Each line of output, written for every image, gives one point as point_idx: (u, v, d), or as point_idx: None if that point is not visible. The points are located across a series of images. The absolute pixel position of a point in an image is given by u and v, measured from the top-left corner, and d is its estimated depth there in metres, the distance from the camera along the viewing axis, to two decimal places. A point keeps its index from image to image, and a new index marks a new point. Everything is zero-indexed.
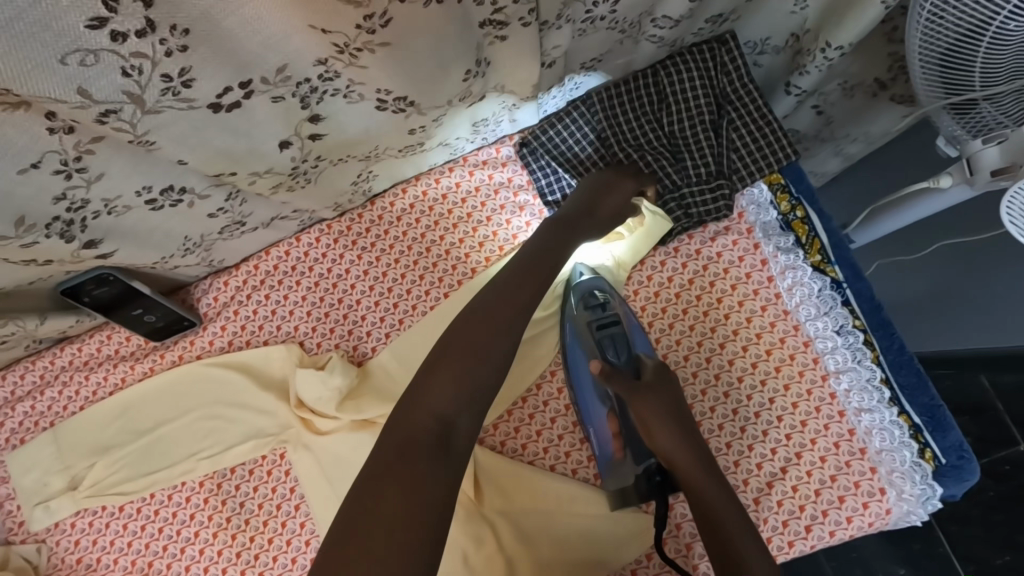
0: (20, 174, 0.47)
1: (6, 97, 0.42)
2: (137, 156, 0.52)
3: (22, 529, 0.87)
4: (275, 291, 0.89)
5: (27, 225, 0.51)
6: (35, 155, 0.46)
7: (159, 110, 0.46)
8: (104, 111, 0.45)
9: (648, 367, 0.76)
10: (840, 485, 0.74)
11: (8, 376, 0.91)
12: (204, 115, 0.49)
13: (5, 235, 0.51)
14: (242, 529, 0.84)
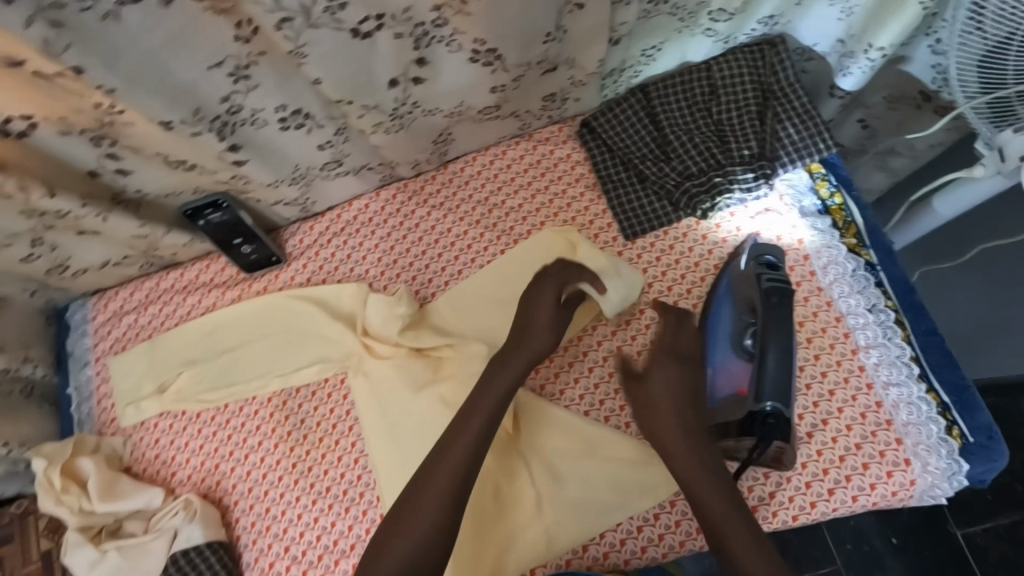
0: (205, 72, 0.61)
1: (220, 3, 0.56)
2: (286, 73, 0.65)
3: (114, 423, 0.99)
4: (352, 237, 1.01)
5: (199, 117, 0.65)
6: (218, 56, 0.60)
7: (318, 25, 0.59)
8: (282, 19, 0.58)
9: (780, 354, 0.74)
10: (864, 453, 0.77)
11: (121, 292, 1.05)
12: (345, 38, 0.62)
13: (182, 122, 0.64)
14: (300, 443, 0.93)
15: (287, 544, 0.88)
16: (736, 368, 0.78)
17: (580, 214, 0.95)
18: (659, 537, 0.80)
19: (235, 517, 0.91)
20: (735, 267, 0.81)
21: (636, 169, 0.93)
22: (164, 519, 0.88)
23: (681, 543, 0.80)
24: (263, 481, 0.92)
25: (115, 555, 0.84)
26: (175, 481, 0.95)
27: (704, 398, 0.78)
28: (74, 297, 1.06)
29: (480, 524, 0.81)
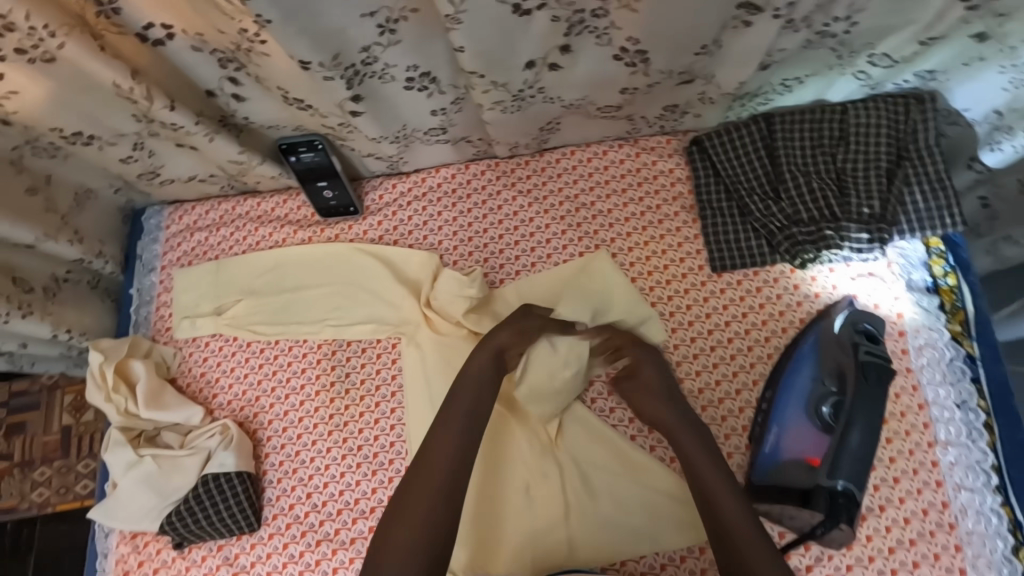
0: (357, 18, 0.59)
1: None
2: (431, 33, 0.63)
3: (168, 333, 1.01)
4: (432, 205, 0.99)
5: (336, 62, 0.63)
6: (374, 6, 0.58)
7: None
8: None
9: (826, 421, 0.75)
10: (918, 551, 0.73)
11: (197, 208, 1.06)
12: (504, 12, 0.59)
13: (320, 65, 0.62)
14: (341, 397, 0.93)
15: (310, 491, 0.89)
16: (802, 430, 0.77)
17: (669, 233, 0.91)
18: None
19: (265, 452, 0.92)
20: (828, 327, 0.78)
21: (740, 200, 0.88)
22: (200, 438, 0.90)
23: None
24: (299, 424, 0.93)
25: (151, 462, 0.87)
26: (215, 403, 0.96)
27: (764, 454, 0.77)
28: (153, 202, 1.07)
29: (497, 513, 0.83)
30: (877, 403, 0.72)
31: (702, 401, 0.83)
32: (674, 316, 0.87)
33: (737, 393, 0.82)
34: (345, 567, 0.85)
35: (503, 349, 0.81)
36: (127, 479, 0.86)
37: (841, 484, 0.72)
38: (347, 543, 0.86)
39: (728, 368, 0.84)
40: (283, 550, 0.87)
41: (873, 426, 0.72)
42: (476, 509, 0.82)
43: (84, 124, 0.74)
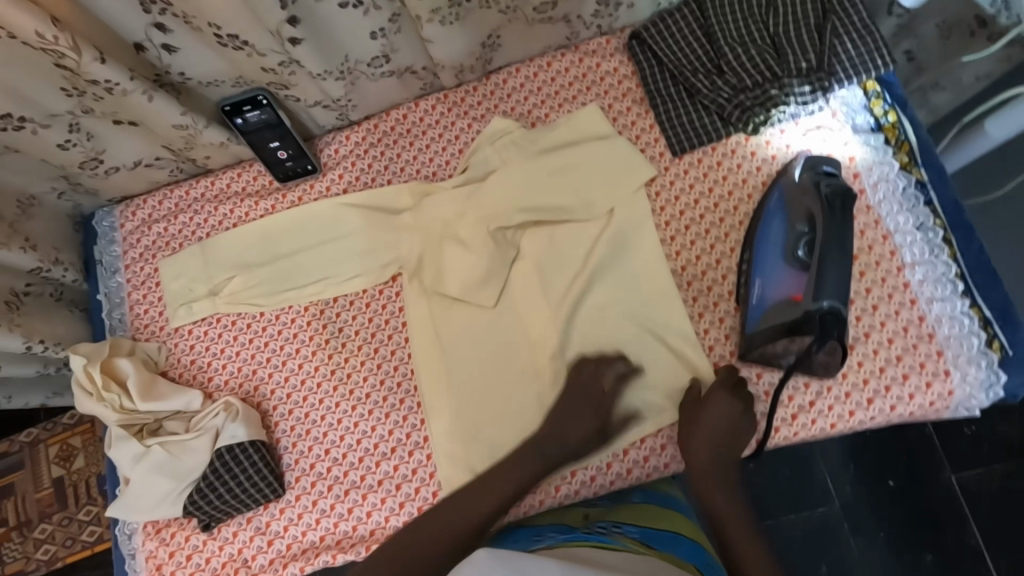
0: None
1: None
2: None
3: (147, 331, 0.98)
4: (389, 149, 0.98)
5: None
6: None
7: None
8: None
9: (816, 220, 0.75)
10: (905, 364, 0.78)
11: (149, 200, 1.03)
12: None
13: None
14: (339, 351, 0.93)
15: (328, 447, 0.90)
16: (786, 276, 0.77)
17: (625, 128, 0.94)
18: None
19: (274, 421, 0.92)
20: (789, 177, 0.80)
21: (686, 83, 0.90)
22: (206, 419, 0.88)
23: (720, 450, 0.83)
24: (302, 388, 0.93)
25: (158, 450, 0.84)
26: (212, 386, 0.94)
27: (753, 305, 0.78)
28: (101, 203, 1.03)
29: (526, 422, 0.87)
30: (846, 233, 0.75)
31: (687, 278, 0.88)
32: (660, 194, 0.91)
33: (717, 262, 0.88)
34: (378, 509, 0.86)
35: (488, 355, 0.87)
36: (139, 470, 0.84)
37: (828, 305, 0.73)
38: (376, 485, 0.87)
39: (704, 241, 0.89)
40: (314, 508, 0.87)
41: (841, 257, 0.74)
42: (494, 419, 0.88)
43: (15, 104, 0.77)
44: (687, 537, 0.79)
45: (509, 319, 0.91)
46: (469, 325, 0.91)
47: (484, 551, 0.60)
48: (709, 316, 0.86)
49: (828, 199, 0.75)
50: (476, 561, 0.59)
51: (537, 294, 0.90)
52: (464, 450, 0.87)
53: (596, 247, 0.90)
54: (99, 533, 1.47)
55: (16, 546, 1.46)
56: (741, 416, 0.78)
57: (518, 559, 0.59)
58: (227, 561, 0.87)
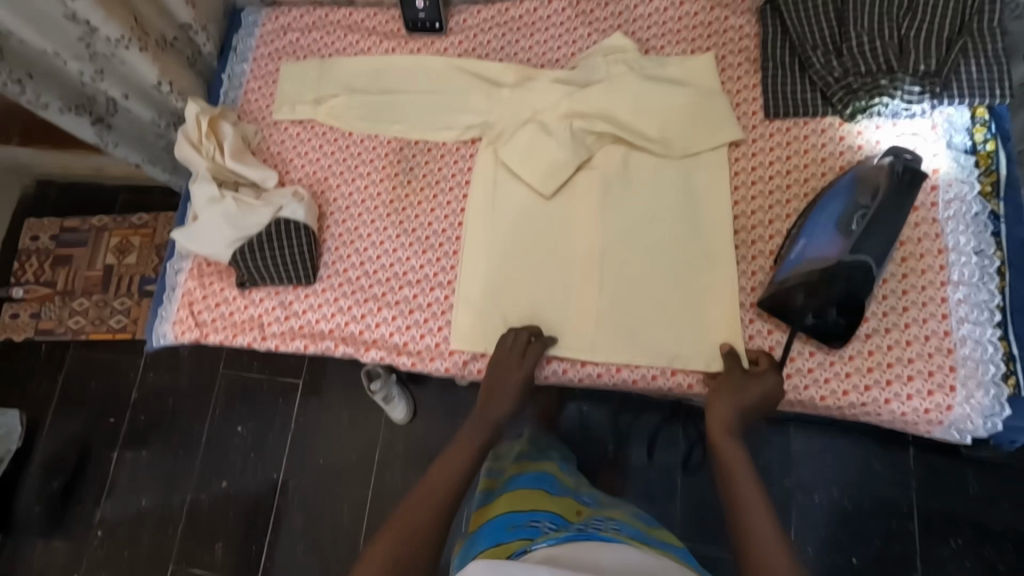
0: None
1: None
2: None
3: (252, 116, 1.10)
4: (511, 33, 1.06)
5: None
6: None
7: None
8: None
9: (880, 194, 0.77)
10: (914, 367, 0.80)
11: (292, 11, 1.14)
12: None
13: None
14: (403, 186, 1.02)
15: (364, 260, 0.98)
16: (830, 238, 0.79)
17: (730, 81, 0.98)
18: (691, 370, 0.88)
19: (327, 223, 1.01)
20: (868, 165, 0.82)
21: (803, 55, 0.94)
22: (276, 195, 0.99)
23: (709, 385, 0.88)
24: (360, 205, 1.01)
25: (230, 202, 0.96)
26: (287, 178, 1.05)
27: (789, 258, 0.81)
28: (253, 2, 1.16)
29: (545, 303, 0.92)
30: (898, 211, 0.77)
31: (736, 227, 0.91)
32: (740, 147, 0.94)
33: (770, 222, 0.91)
34: (387, 324, 0.94)
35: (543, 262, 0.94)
36: (209, 211, 0.96)
37: (856, 262, 0.75)
38: (392, 304, 0.95)
39: (765, 201, 0.91)
40: (334, 303, 0.96)
41: (890, 234, 0.77)
42: (517, 288, 0.93)
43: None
44: (676, 547, 0.88)
45: (561, 210, 0.96)
46: (524, 204, 0.97)
47: (475, 562, 0.65)
48: (743, 266, 0.89)
49: (896, 176, 0.78)
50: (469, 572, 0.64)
51: (597, 197, 0.95)
52: (481, 304, 0.93)
53: (664, 176, 0.95)
54: (125, 324, 1.61)
55: (54, 308, 1.62)
56: (780, 398, 0.81)
57: (513, 567, 0.63)
58: (247, 319, 0.97)
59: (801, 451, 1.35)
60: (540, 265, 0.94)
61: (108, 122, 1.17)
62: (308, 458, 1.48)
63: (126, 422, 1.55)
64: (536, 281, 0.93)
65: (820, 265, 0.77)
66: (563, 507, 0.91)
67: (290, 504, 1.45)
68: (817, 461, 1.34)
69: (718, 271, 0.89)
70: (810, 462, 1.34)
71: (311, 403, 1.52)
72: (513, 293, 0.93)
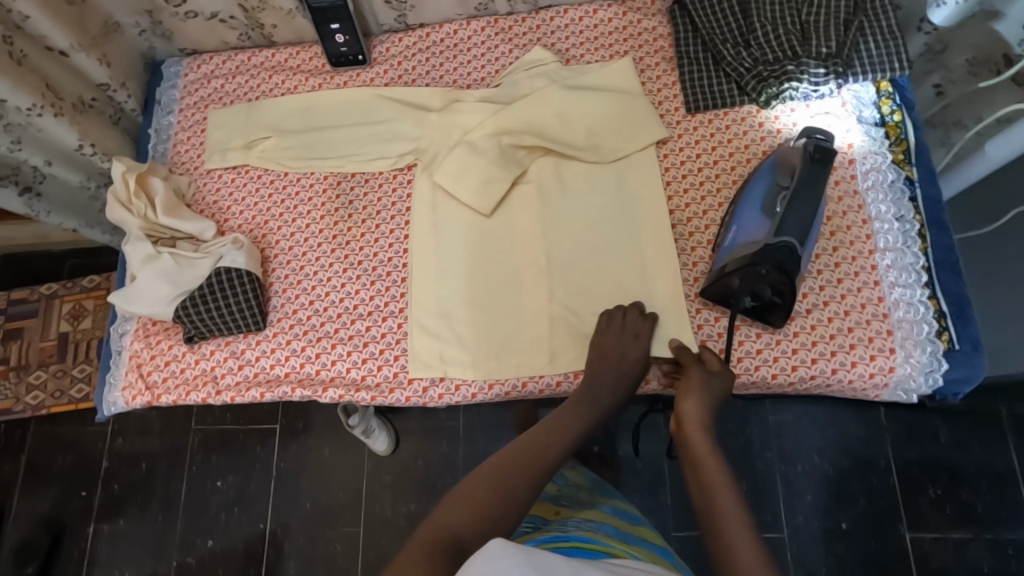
0: None
1: None
2: None
3: (184, 167, 1.08)
4: (434, 57, 1.07)
5: None
6: None
7: None
8: None
9: (797, 170, 0.80)
10: (855, 336, 0.83)
11: (214, 58, 1.13)
12: None
13: None
14: (345, 221, 1.02)
15: (313, 299, 0.97)
16: (759, 221, 0.81)
17: (650, 81, 1.00)
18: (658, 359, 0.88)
19: (272, 266, 1.00)
20: (783, 148, 0.86)
21: (714, 49, 0.97)
22: (215, 246, 0.97)
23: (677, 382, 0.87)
24: (304, 244, 1.01)
25: (168, 258, 0.94)
26: (226, 226, 1.03)
27: (726, 247, 0.83)
28: (173, 53, 1.14)
29: (500, 321, 0.92)
30: (819, 179, 0.78)
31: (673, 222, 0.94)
32: (667, 144, 0.97)
33: (704, 213, 0.93)
34: (342, 361, 0.93)
35: (493, 280, 0.95)
36: (145, 269, 0.93)
37: (786, 240, 0.76)
38: (346, 340, 0.94)
39: (696, 193, 0.94)
40: (287, 347, 0.95)
41: (814, 211, 0.78)
42: (472, 310, 0.93)
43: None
44: (655, 544, 0.87)
45: (504, 227, 0.97)
46: (466, 224, 0.98)
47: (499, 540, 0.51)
48: (684, 259, 0.91)
49: (810, 155, 0.79)
50: (488, 553, 0.50)
51: (537, 210, 0.96)
52: (437, 329, 0.93)
53: (598, 182, 0.96)
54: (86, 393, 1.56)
55: (9, 386, 1.55)
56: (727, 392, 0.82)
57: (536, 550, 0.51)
58: (199, 374, 0.95)
59: (778, 428, 1.37)
60: (492, 284, 0.94)
61: (37, 190, 1.13)
62: (293, 503, 1.44)
63: (100, 492, 1.49)
64: (491, 301, 0.93)
65: (754, 247, 0.78)
66: (539, 506, 0.94)
67: (280, 553, 1.41)
68: (793, 434, 1.36)
69: (665, 270, 0.90)
70: (789, 435, 1.36)
71: (290, 446, 1.48)
72: (473, 316, 0.93)
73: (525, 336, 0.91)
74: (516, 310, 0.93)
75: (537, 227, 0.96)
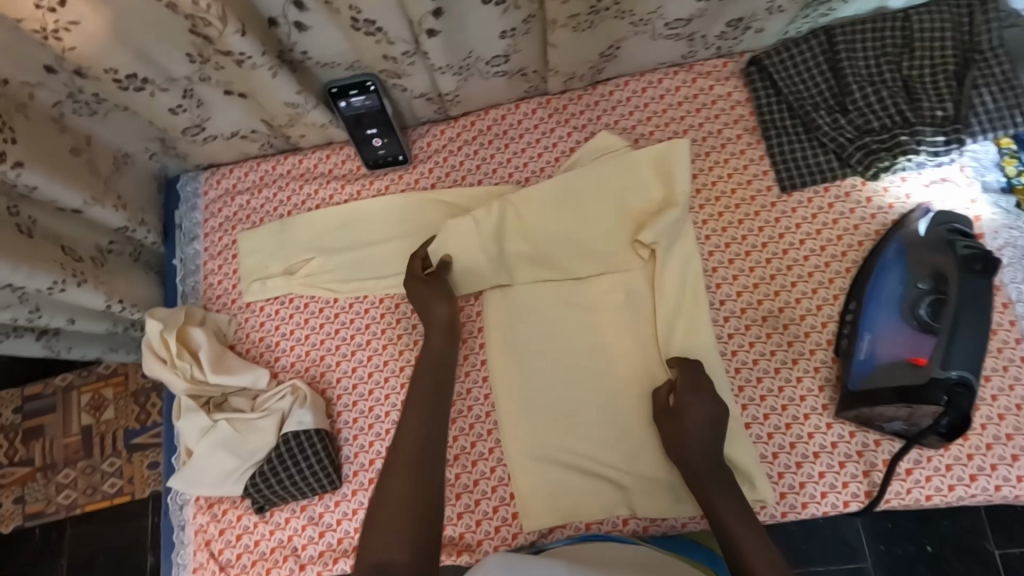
0: None
1: None
2: None
3: (219, 302, 0.97)
4: (484, 148, 0.96)
5: None
6: None
7: None
8: None
9: (953, 276, 0.72)
10: (1015, 444, 0.74)
11: (234, 171, 1.02)
12: None
13: None
14: (410, 348, 0.91)
15: (389, 445, 0.87)
16: (898, 332, 0.76)
17: (733, 157, 0.89)
18: (799, 485, 0.78)
19: (338, 411, 0.90)
20: (910, 232, 0.78)
21: (806, 116, 0.87)
22: (272, 400, 0.87)
23: (824, 513, 0.77)
24: (369, 380, 0.91)
25: (224, 425, 0.84)
26: (278, 366, 0.93)
27: (859, 360, 0.76)
28: (187, 168, 1.02)
29: (604, 453, 0.82)
30: (984, 293, 0.71)
31: (783, 321, 0.83)
32: (763, 231, 0.86)
33: (818, 308, 0.83)
34: None
35: (589, 408, 0.84)
36: (202, 444, 0.84)
37: (956, 374, 0.69)
38: None
39: (806, 285, 0.84)
40: (370, 506, 0.85)
41: (980, 324, 0.70)
42: (572, 443, 0.83)
43: (142, 65, 0.74)
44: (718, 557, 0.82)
45: (593, 341, 0.86)
46: (554, 342, 0.87)
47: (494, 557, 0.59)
48: (804, 364, 0.81)
49: (967, 262, 0.72)
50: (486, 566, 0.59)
51: (627, 320, 0.86)
52: (539, 468, 0.83)
53: (687, 284, 0.85)
54: (122, 485, 1.37)
55: (38, 487, 1.37)
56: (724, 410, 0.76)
57: (525, 562, 0.60)
58: (276, 547, 0.85)
59: None
60: (588, 412, 0.84)
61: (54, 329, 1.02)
62: None
63: None
64: (592, 430, 0.83)
65: (920, 376, 0.71)
66: None
67: None
68: None
69: (783, 382, 0.81)
70: None
71: None
72: (572, 450, 0.83)
73: (636, 470, 0.81)
74: (624, 442, 0.82)
75: (631, 339, 0.85)
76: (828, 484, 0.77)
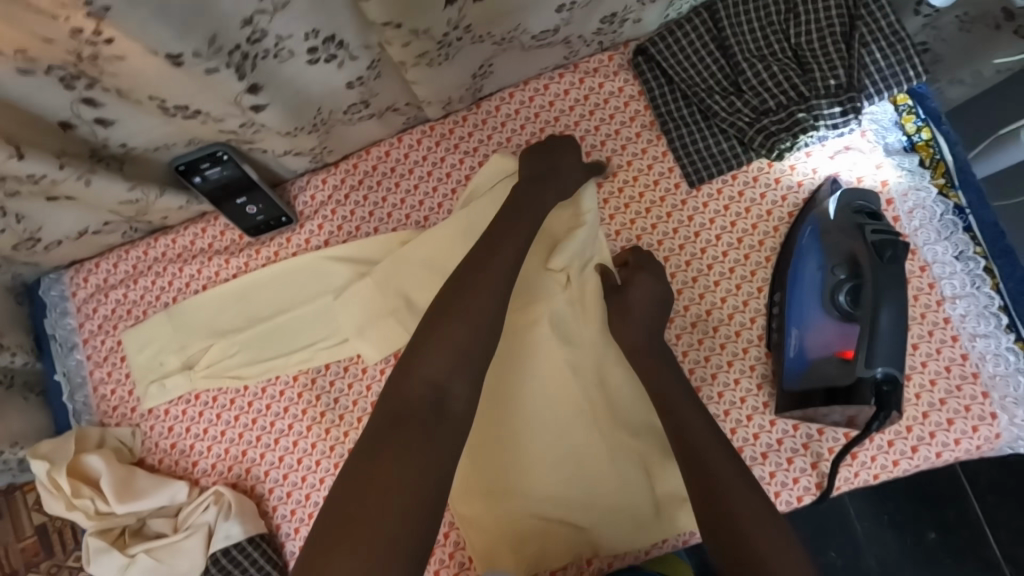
0: None
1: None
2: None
3: (117, 413, 0.88)
4: (373, 191, 0.87)
5: (215, 48, 0.55)
6: None
7: None
8: None
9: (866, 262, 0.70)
10: (949, 408, 0.74)
11: (101, 264, 0.90)
12: None
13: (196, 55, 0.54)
14: (336, 425, 0.84)
15: None
16: (823, 324, 0.74)
17: (637, 157, 0.84)
18: None
19: (272, 507, 0.83)
20: (822, 215, 0.76)
21: (701, 104, 0.82)
22: (193, 516, 0.80)
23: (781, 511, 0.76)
24: (299, 467, 0.84)
25: (146, 557, 0.78)
26: (198, 471, 0.85)
27: (790, 359, 0.74)
28: (46, 271, 0.90)
29: (560, 495, 0.79)
30: (898, 279, 0.69)
31: (713, 323, 0.80)
32: (678, 233, 0.82)
33: (745, 304, 0.80)
34: None
35: (535, 454, 0.80)
36: None
37: (881, 371, 0.67)
38: None
39: (729, 282, 0.80)
40: None
41: (899, 312, 0.68)
42: (528, 491, 0.79)
43: None
44: None
45: (529, 379, 0.81)
46: (486, 389, 0.81)
47: None
48: (739, 364, 0.79)
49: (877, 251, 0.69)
50: None
51: (558, 352, 0.81)
52: (501, 519, 0.79)
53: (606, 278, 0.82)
54: None
55: None
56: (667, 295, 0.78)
57: None
58: None
59: None
60: (536, 457, 0.79)
61: None
62: None
63: None
64: (545, 474, 0.79)
65: (846, 377, 0.70)
66: None
67: None
68: None
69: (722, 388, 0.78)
70: None
71: None
72: (529, 497, 0.79)
73: (598, 505, 0.78)
74: (580, 480, 0.79)
75: (565, 371, 0.81)
76: (780, 483, 0.76)
